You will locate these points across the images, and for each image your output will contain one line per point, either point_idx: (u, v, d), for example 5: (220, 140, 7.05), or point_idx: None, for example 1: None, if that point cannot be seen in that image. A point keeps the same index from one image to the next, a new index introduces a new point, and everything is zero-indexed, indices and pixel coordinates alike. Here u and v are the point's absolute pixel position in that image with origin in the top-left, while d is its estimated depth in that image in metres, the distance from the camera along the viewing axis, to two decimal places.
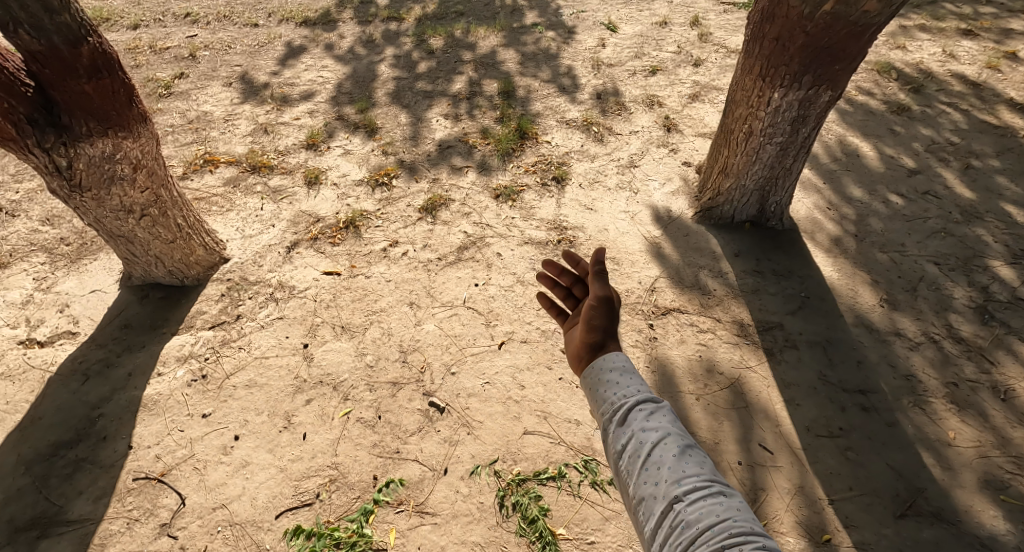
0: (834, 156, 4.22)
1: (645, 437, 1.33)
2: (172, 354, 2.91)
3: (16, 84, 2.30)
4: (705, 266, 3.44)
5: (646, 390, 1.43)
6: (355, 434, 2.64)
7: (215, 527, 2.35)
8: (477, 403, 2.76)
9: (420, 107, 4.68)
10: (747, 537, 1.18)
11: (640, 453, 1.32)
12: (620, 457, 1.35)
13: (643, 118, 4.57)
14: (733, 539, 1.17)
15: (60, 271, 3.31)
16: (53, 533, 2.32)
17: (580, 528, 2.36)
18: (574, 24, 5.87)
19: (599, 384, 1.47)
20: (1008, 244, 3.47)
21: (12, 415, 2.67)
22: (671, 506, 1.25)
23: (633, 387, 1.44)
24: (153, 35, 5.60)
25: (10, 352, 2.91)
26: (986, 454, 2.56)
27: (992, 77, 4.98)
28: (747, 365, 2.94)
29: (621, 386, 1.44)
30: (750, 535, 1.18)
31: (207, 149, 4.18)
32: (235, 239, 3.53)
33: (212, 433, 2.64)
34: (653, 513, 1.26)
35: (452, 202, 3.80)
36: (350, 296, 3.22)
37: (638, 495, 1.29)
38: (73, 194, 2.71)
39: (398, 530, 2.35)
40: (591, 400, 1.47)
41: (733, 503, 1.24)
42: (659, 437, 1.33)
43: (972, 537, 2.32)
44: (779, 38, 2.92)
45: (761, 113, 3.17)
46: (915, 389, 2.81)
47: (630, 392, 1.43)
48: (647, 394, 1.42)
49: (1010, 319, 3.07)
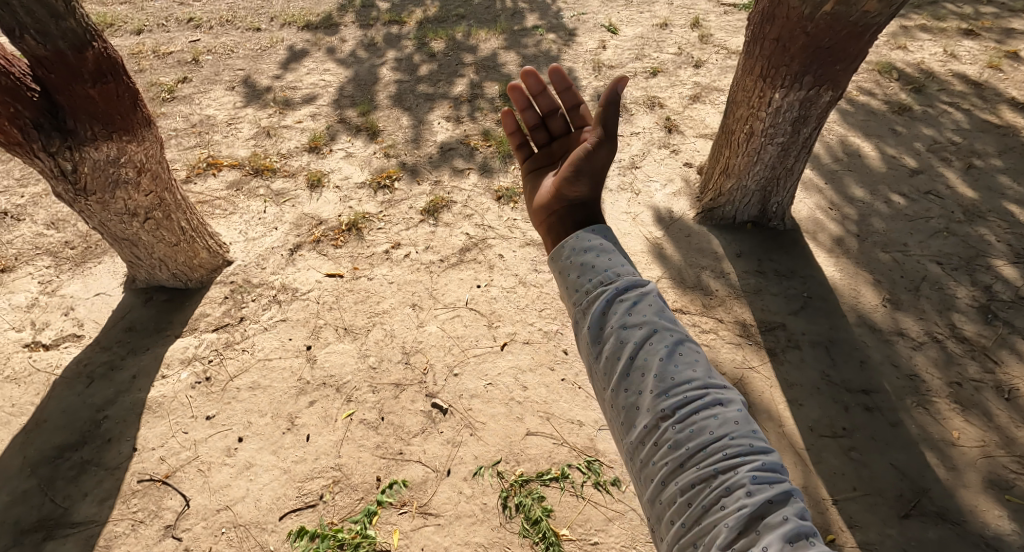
0: (836, 156, 4.22)
1: (625, 336, 1.30)
2: (176, 357, 2.93)
3: (21, 89, 2.31)
4: (707, 266, 3.45)
5: (625, 279, 1.38)
6: (358, 436, 2.65)
7: (219, 528, 2.36)
8: (480, 404, 2.76)
9: (421, 109, 4.70)
10: (730, 443, 1.17)
11: (619, 354, 1.29)
12: (599, 356, 1.32)
13: (644, 119, 4.58)
14: (714, 447, 1.17)
15: (65, 274, 3.33)
16: (59, 535, 2.33)
17: (584, 529, 2.36)
18: (575, 26, 5.88)
19: (573, 269, 1.44)
20: (1011, 244, 3.47)
21: (18, 418, 2.68)
22: (651, 410, 1.23)
23: (611, 273, 1.40)
24: (156, 40, 5.63)
25: (15, 356, 2.92)
26: (991, 454, 2.55)
27: (993, 77, 4.97)
28: (749, 365, 2.94)
29: (597, 272, 1.40)
30: (733, 438, 1.18)
31: (210, 152, 4.20)
32: (238, 242, 3.55)
33: (216, 434, 2.65)
34: (632, 415, 1.25)
35: (454, 204, 3.81)
36: (352, 298, 3.23)
37: (617, 396, 1.28)
38: (78, 198, 2.72)
39: (402, 532, 2.36)
40: (564, 287, 1.44)
41: (719, 404, 1.23)
42: (641, 337, 1.29)
43: (977, 537, 2.32)
44: (779, 39, 2.92)
45: (762, 113, 3.18)
46: (918, 389, 2.80)
47: (608, 280, 1.39)
48: (627, 284, 1.37)
49: (1014, 319, 3.07)
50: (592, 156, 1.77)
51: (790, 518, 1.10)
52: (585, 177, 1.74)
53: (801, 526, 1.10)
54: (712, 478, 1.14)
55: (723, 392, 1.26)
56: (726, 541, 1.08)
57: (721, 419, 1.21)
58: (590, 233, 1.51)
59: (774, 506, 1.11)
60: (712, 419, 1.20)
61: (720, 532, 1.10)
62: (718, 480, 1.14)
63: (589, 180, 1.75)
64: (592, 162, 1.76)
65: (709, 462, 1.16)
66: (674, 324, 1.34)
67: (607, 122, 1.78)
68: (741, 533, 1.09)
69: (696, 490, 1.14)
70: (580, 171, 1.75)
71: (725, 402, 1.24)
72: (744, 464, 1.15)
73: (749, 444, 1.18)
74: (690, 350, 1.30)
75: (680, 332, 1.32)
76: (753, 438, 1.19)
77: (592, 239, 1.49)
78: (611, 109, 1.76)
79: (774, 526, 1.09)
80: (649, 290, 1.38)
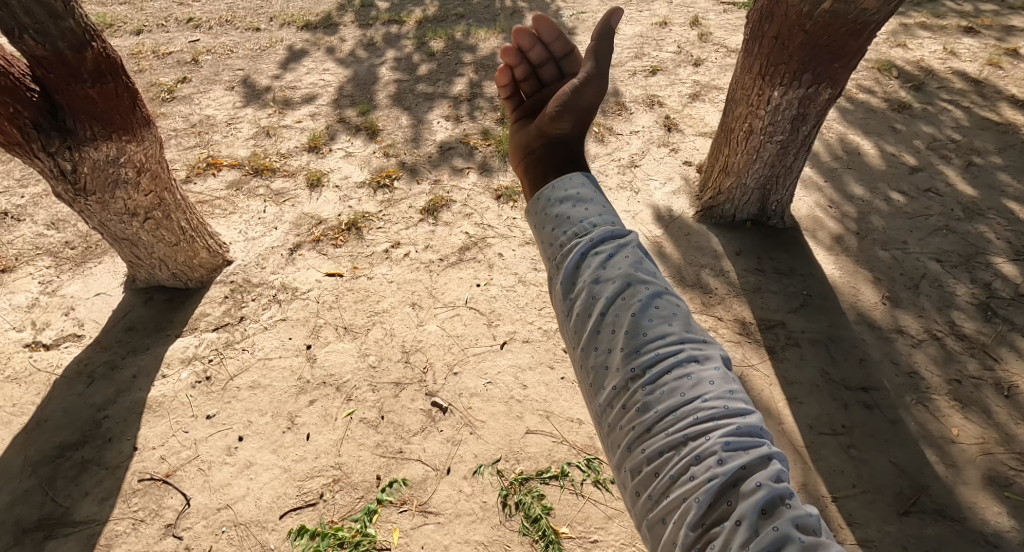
0: (835, 154, 4.22)
1: (597, 290, 1.23)
2: (176, 356, 2.93)
3: (21, 90, 2.32)
4: (706, 265, 3.45)
5: (601, 229, 1.31)
6: (358, 435, 2.66)
7: (220, 527, 2.37)
8: (479, 403, 2.77)
9: (421, 108, 4.70)
10: (704, 406, 1.10)
11: (590, 311, 1.23)
12: (571, 313, 1.27)
13: (643, 118, 4.58)
14: (685, 411, 1.09)
15: (65, 274, 3.34)
16: (59, 534, 2.34)
17: (583, 527, 2.36)
18: (574, 25, 5.88)
19: (548, 221, 1.38)
20: (1011, 241, 3.47)
21: (19, 417, 2.69)
22: (621, 370, 1.17)
23: (587, 225, 1.33)
24: (156, 40, 5.63)
25: (16, 355, 2.93)
26: (990, 451, 2.56)
27: (993, 75, 4.97)
28: (749, 363, 2.94)
29: (573, 224, 1.34)
30: (707, 401, 1.10)
31: (210, 152, 4.21)
32: (238, 241, 3.55)
33: (216, 434, 2.65)
34: (602, 377, 1.19)
35: (453, 204, 3.81)
36: (352, 297, 3.23)
37: (588, 356, 1.22)
38: (78, 198, 2.73)
39: (402, 530, 2.36)
40: (539, 241, 1.39)
41: (695, 364, 1.15)
42: (613, 291, 1.22)
43: (976, 533, 2.32)
44: (778, 37, 2.92)
45: (761, 111, 3.18)
46: (918, 386, 2.80)
47: (584, 233, 1.32)
48: (602, 236, 1.30)
49: (1013, 316, 3.07)
50: (580, 91, 1.74)
51: (763, 485, 1.01)
52: (569, 114, 1.71)
53: (777, 494, 1.01)
54: (682, 444, 1.07)
55: (701, 350, 1.18)
56: (693, 513, 1.02)
57: (696, 380, 1.13)
58: (569, 183, 1.44)
59: (748, 474, 1.04)
60: (685, 381, 1.12)
61: (687, 502, 1.04)
62: (688, 447, 1.07)
63: (574, 116, 1.72)
64: (579, 98, 1.73)
65: (679, 427, 1.09)
66: (652, 277, 1.26)
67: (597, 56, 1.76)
68: (708, 503, 1.02)
69: (664, 458, 1.08)
70: (566, 106, 1.71)
71: (702, 361, 1.16)
72: (716, 428, 1.07)
73: (724, 407, 1.10)
74: (668, 304, 1.22)
75: (657, 285, 1.24)
76: (730, 399, 1.11)
77: (574, 185, 1.43)
78: (603, 42, 1.76)
79: (746, 495, 1.02)
80: (628, 241, 1.30)
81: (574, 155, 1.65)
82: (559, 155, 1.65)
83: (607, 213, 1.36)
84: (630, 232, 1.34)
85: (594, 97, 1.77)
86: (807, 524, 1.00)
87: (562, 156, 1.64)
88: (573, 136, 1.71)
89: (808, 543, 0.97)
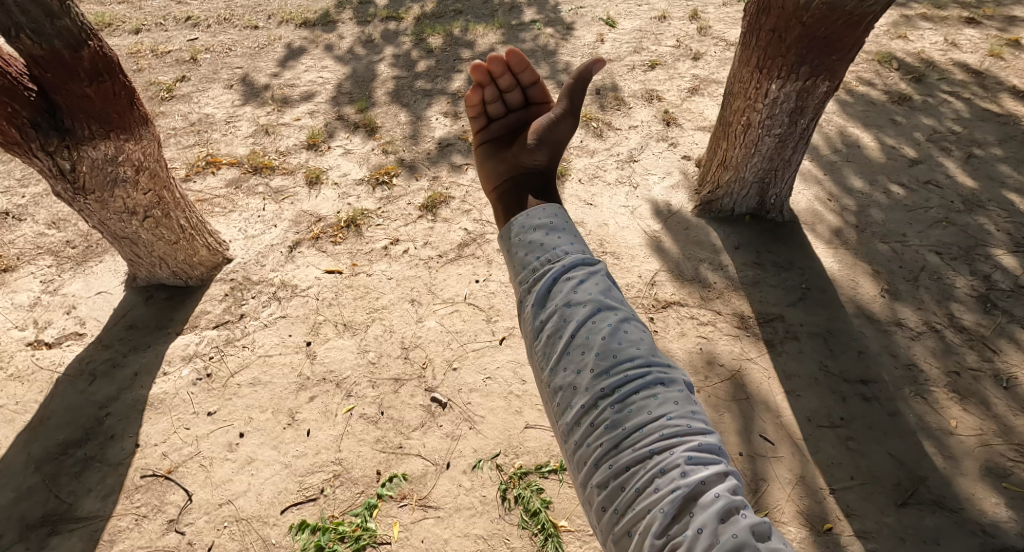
0: (834, 147, 4.21)
1: (568, 313, 1.28)
2: (177, 354, 2.95)
3: (18, 89, 2.34)
4: (705, 259, 3.46)
5: (572, 256, 1.36)
6: (358, 430, 2.68)
7: (221, 523, 2.39)
8: (479, 398, 2.78)
9: (419, 105, 4.70)
10: (669, 423, 1.14)
11: (560, 332, 1.27)
12: (540, 336, 1.30)
13: (642, 113, 4.58)
14: (652, 427, 1.14)
15: (66, 273, 3.36)
16: (63, 530, 2.36)
17: (583, 520, 2.37)
18: (573, 20, 5.86)
19: (522, 247, 1.42)
20: (1011, 233, 3.46)
21: (22, 415, 2.71)
22: (589, 388, 1.20)
23: (559, 251, 1.38)
24: (155, 39, 5.64)
25: (18, 354, 2.95)
26: (988, 442, 2.56)
27: (994, 66, 4.95)
28: (747, 357, 2.95)
29: (546, 250, 1.39)
30: (672, 419, 1.15)
31: (209, 150, 4.22)
32: (238, 239, 3.57)
33: (217, 430, 2.67)
34: (569, 395, 1.22)
35: (451, 200, 3.82)
36: (351, 294, 3.25)
37: (556, 376, 1.25)
38: (77, 197, 2.75)
39: (401, 524, 2.38)
40: (511, 266, 1.42)
41: (662, 384, 1.20)
42: (584, 314, 1.27)
43: (974, 524, 2.32)
44: (775, 29, 2.91)
45: (758, 105, 3.18)
46: (917, 378, 2.81)
47: (556, 258, 1.37)
48: (574, 262, 1.35)
49: (1014, 308, 3.07)
50: (555, 129, 1.85)
51: (722, 496, 1.07)
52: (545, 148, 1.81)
53: (734, 504, 1.07)
54: (648, 459, 1.11)
55: (668, 372, 1.23)
56: (658, 524, 1.06)
57: (663, 399, 1.18)
58: (541, 211, 1.49)
59: (707, 487, 1.09)
60: (652, 400, 1.17)
61: (652, 513, 1.07)
62: (654, 460, 1.10)
63: (548, 149, 1.81)
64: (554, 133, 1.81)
65: (645, 443, 1.12)
66: (620, 303, 1.32)
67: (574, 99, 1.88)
68: (672, 514, 1.06)
69: (631, 472, 1.11)
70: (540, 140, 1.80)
71: (668, 382, 1.21)
72: (680, 444, 1.12)
73: (688, 425, 1.15)
74: (635, 329, 1.28)
75: (624, 312, 1.30)
76: (693, 418, 1.17)
77: (543, 215, 1.47)
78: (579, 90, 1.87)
79: (707, 506, 1.06)
80: (597, 270, 1.36)
81: (546, 185, 1.74)
82: (533, 185, 1.74)
83: (577, 241, 1.41)
84: (598, 260, 1.40)
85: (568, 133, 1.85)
86: (762, 531, 1.06)
87: (536, 187, 1.72)
88: (547, 169, 1.80)
89: (764, 550, 1.02)
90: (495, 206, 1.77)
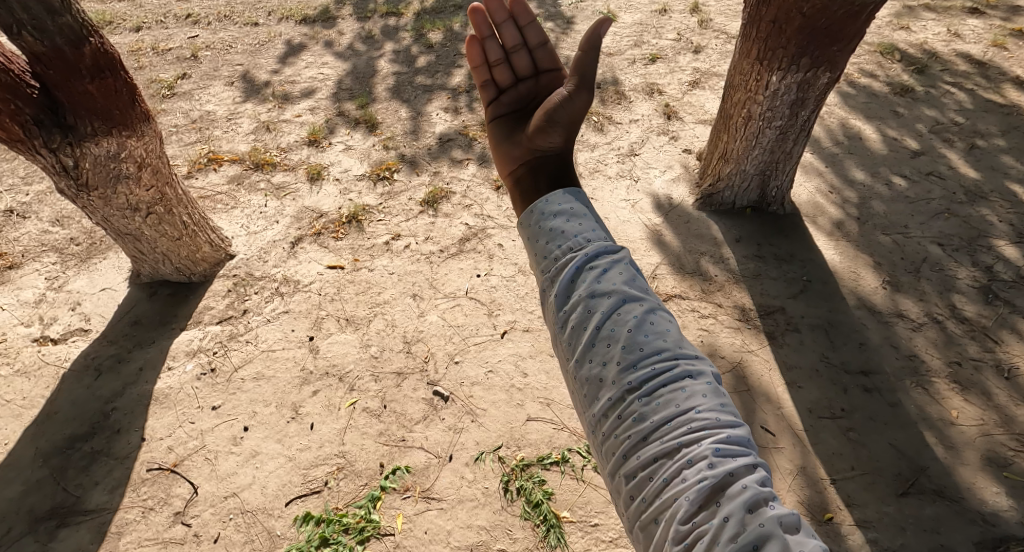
0: (836, 139, 4.20)
1: (592, 305, 1.28)
2: (180, 349, 2.98)
3: (21, 86, 2.36)
4: (706, 252, 3.46)
5: (594, 244, 1.37)
6: (361, 423, 2.70)
7: (227, 515, 2.42)
8: (481, 391, 2.80)
9: (420, 100, 4.71)
10: (697, 416, 1.15)
11: (584, 324, 1.28)
12: (564, 329, 1.31)
13: (642, 106, 4.58)
14: (679, 420, 1.14)
15: (71, 270, 3.39)
16: (72, 523, 2.39)
17: (584, 511, 2.39)
18: (572, 14, 5.85)
19: (545, 237, 1.43)
20: (1013, 224, 3.45)
21: (29, 410, 2.74)
22: (616, 382, 1.21)
23: (580, 239, 1.39)
24: (155, 37, 5.65)
25: (24, 350, 2.98)
26: (989, 432, 2.56)
27: (997, 56, 4.92)
28: (748, 349, 2.96)
29: (567, 238, 1.40)
30: (700, 412, 1.16)
31: (211, 147, 4.24)
32: (241, 235, 3.60)
33: (222, 424, 2.70)
34: (596, 387, 1.24)
35: (452, 195, 3.83)
36: (353, 289, 3.27)
37: (583, 368, 1.26)
38: (80, 194, 2.78)
39: (405, 516, 2.40)
40: (533, 254, 1.44)
41: (689, 377, 1.20)
42: (609, 306, 1.27)
43: (974, 513, 2.33)
44: (775, 21, 2.91)
45: (759, 96, 3.18)
46: (918, 369, 2.81)
47: (577, 246, 1.38)
48: (597, 251, 1.35)
49: (1016, 299, 3.06)
50: (570, 102, 1.75)
51: (750, 487, 1.07)
52: (559, 128, 1.75)
53: (762, 496, 1.07)
54: (676, 450, 1.12)
55: (694, 363, 1.23)
56: (684, 513, 1.08)
57: (690, 392, 1.18)
58: (560, 197, 1.50)
59: (735, 478, 1.09)
60: (680, 392, 1.17)
61: (678, 503, 1.09)
62: (681, 452, 1.11)
63: (563, 130, 1.76)
64: (569, 109, 1.75)
65: (673, 435, 1.13)
66: (645, 293, 1.32)
67: (587, 68, 1.74)
68: (698, 504, 1.08)
69: (658, 464, 1.13)
70: (554, 119, 1.74)
71: (695, 374, 1.21)
72: (707, 436, 1.13)
73: (716, 418, 1.15)
74: (661, 319, 1.27)
75: (650, 302, 1.30)
76: (721, 411, 1.17)
77: (563, 201, 1.48)
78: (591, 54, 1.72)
79: (734, 496, 1.07)
80: (620, 259, 1.36)
81: (563, 171, 1.73)
82: (549, 172, 1.73)
83: (598, 228, 1.42)
84: (622, 248, 1.40)
85: (584, 107, 1.78)
86: (790, 523, 1.05)
87: (551, 173, 1.72)
88: (564, 151, 1.77)
89: (792, 543, 1.02)
90: (512, 191, 1.80)
